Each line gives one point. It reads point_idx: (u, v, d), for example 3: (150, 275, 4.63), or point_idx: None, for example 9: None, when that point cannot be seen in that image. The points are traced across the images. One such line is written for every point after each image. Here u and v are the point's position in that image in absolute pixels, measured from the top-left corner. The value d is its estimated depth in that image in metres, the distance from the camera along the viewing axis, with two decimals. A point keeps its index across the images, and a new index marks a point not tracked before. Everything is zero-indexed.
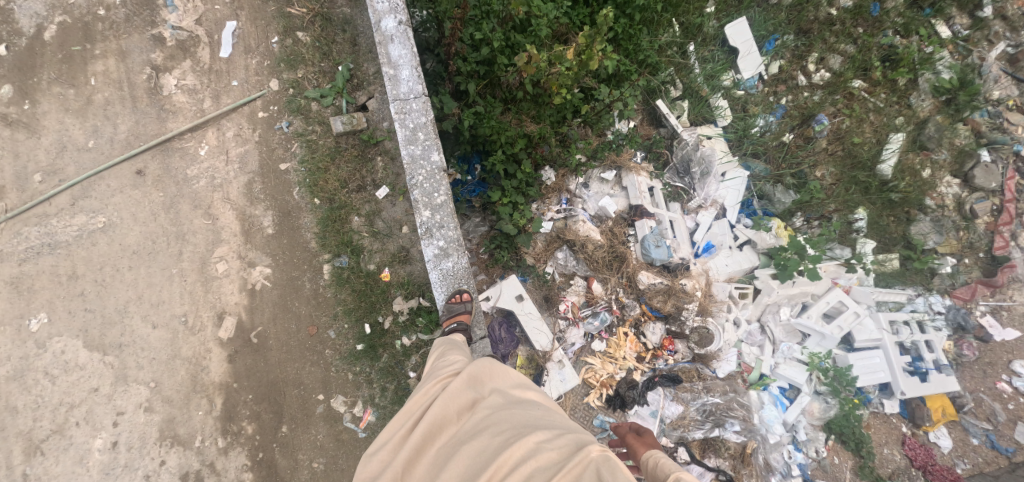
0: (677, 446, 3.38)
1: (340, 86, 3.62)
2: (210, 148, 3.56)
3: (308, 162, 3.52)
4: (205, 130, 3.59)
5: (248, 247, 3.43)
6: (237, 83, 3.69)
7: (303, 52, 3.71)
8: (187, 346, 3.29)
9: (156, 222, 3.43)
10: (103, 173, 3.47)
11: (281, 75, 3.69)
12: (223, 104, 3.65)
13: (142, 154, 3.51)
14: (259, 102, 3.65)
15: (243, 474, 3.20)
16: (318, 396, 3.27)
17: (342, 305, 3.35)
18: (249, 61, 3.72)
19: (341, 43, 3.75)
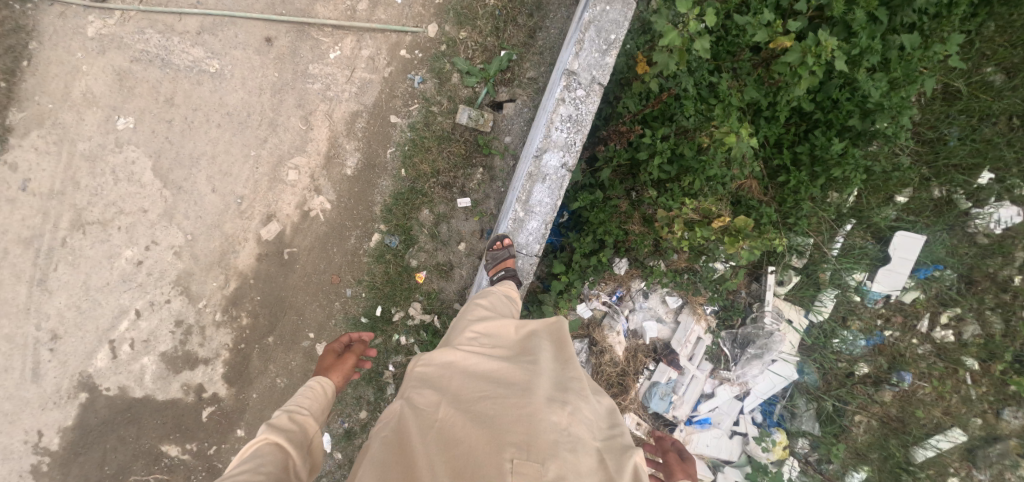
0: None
1: (490, 75, 3.35)
2: (340, 56, 3.40)
3: (417, 133, 3.40)
4: (345, 35, 3.39)
5: (322, 173, 3.44)
6: (400, 3, 3.40)
7: (478, 14, 3.37)
8: (230, 224, 3.46)
9: (259, 98, 3.39)
10: (239, 21, 3.36)
11: (444, 24, 3.41)
12: (376, 17, 3.40)
13: (278, 24, 3.37)
14: (409, 38, 3.41)
15: (221, 350, 3.52)
16: (309, 333, 3.53)
17: (369, 277, 3.49)
18: None
19: (517, 27, 3.39)
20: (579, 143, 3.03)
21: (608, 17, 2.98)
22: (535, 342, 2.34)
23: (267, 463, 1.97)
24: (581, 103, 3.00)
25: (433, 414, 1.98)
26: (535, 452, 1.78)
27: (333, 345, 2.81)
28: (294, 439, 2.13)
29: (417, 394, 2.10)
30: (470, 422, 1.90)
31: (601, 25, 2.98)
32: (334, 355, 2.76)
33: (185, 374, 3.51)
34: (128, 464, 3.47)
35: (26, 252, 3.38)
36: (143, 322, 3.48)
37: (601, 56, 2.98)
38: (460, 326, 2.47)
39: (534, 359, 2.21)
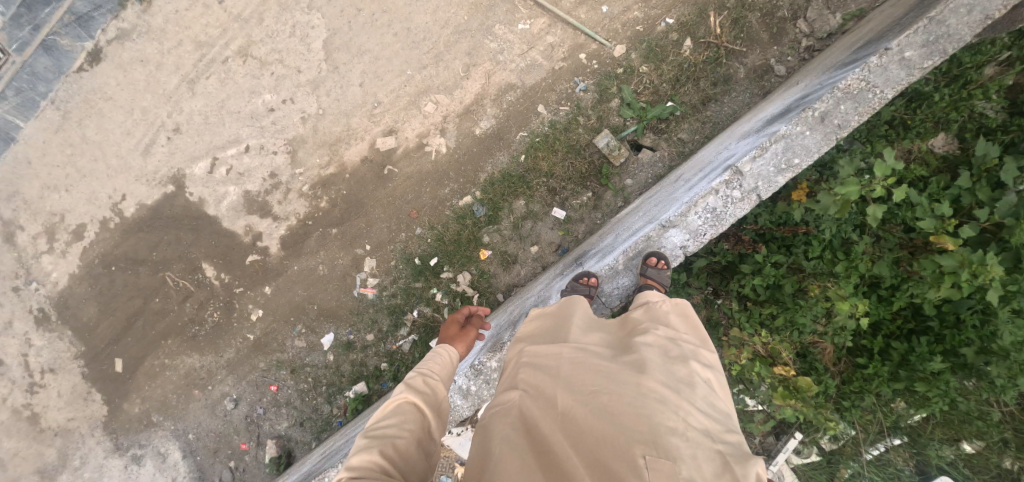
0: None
1: (647, 115, 3.69)
2: (526, 31, 3.80)
3: (558, 126, 3.75)
4: (541, 16, 3.80)
5: (454, 122, 3.78)
6: (603, 12, 3.82)
7: (667, 58, 3.76)
8: (358, 120, 3.76)
9: (442, 31, 3.76)
10: None
11: (631, 51, 3.80)
12: (574, 15, 3.83)
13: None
14: (595, 47, 3.80)
15: (289, 217, 3.75)
16: (366, 245, 3.74)
17: (441, 228, 3.73)
18: (629, 12, 3.83)
19: (695, 88, 3.73)
20: (708, 237, 3.00)
21: (801, 142, 2.86)
22: (638, 333, 2.27)
23: (407, 421, 2.09)
24: (731, 205, 2.92)
25: (550, 401, 1.95)
26: (665, 453, 1.75)
27: (449, 322, 2.95)
28: (428, 401, 2.20)
29: (526, 380, 2.07)
30: (590, 414, 1.86)
31: (790, 146, 2.87)
32: (455, 330, 2.88)
33: (252, 218, 3.75)
34: (167, 262, 3.74)
35: (194, 51, 3.72)
36: (246, 158, 3.73)
37: (774, 173, 2.88)
38: (555, 319, 2.43)
39: (645, 352, 2.12)
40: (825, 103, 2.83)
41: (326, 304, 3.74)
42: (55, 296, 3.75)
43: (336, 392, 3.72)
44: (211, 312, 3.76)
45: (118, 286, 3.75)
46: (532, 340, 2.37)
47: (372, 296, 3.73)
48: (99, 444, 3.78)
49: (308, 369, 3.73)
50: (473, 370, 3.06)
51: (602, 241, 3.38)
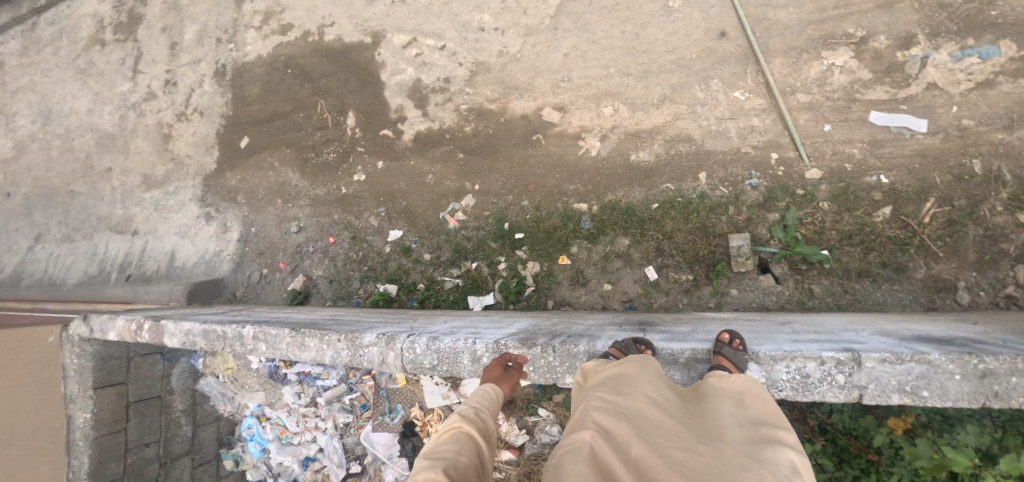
0: (341, 471, 3.53)
1: (795, 247, 3.62)
2: (740, 100, 3.78)
3: (710, 202, 3.75)
4: (762, 97, 3.77)
5: (617, 136, 3.85)
6: (826, 129, 3.71)
7: (856, 208, 3.62)
8: (541, 82, 3.89)
9: (665, 57, 3.83)
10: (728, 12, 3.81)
11: (827, 181, 3.68)
12: (793, 115, 3.75)
13: (742, 34, 3.80)
14: (793, 156, 3.72)
15: (433, 121, 4.00)
16: (473, 184, 3.92)
17: (543, 214, 3.85)
18: (847, 146, 3.68)
19: (862, 256, 3.60)
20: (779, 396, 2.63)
21: (943, 380, 2.46)
22: (710, 399, 2.22)
23: (459, 450, 2.18)
24: (824, 382, 2.56)
25: (625, 451, 1.92)
26: None
27: (492, 362, 2.72)
28: (479, 430, 2.33)
29: (598, 423, 2.06)
30: (668, 471, 1.82)
31: (928, 375, 2.48)
32: (498, 373, 2.67)
33: (407, 102, 4.03)
34: (327, 93, 4.17)
35: None
36: (436, 54, 4.00)
37: (894, 389, 2.50)
38: (626, 364, 2.37)
39: (719, 422, 2.07)
40: (999, 362, 2.41)
41: (412, 207, 3.99)
42: (239, 63, 4.34)
43: (370, 279, 4.01)
44: (329, 152, 4.17)
45: (283, 86, 4.25)
46: (598, 382, 2.35)
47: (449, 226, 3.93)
48: (192, 188, 4.37)
49: (365, 244, 4.04)
50: (497, 346, 2.82)
51: (678, 329, 3.18)
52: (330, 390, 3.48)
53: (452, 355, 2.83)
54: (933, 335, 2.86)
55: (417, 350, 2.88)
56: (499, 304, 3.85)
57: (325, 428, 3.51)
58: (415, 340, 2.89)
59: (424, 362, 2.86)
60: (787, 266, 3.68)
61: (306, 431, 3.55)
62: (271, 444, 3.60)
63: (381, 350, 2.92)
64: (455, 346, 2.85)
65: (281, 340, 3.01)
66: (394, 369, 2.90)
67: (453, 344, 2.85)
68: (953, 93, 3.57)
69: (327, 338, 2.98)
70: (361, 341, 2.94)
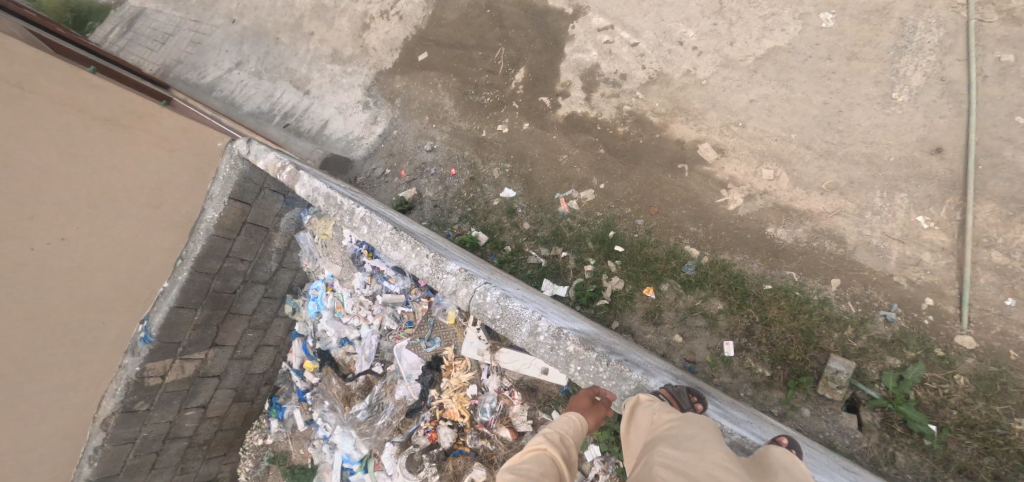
0: (364, 364, 3.80)
1: (899, 404, 3.15)
2: (921, 225, 3.32)
3: (830, 313, 3.39)
4: (947, 234, 3.27)
5: (764, 201, 3.58)
6: (1007, 302, 3.13)
7: (998, 401, 3.04)
8: (713, 114, 3.70)
9: (860, 147, 3.46)
10: (956, 128, 3.31)
11: (977, 356, 3.13)
12: (974, 268, 3.21)
13: (961, 158, 3.29)
14: (950, 311, 3.21)
15: (591, 110, 3.95)
16: (599, 183, 3.89)
17: (653, 241, 3.74)
18: (1022, 330, 3.09)
19: (972, 453, 3.04)
20: None
21: None
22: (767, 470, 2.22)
23: (544, 472, 2.32)
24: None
25: None
26: None
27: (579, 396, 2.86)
28: (563, 456, 2.46)
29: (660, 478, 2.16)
30: None
31: None
32: (584, 407, 2.81)
33: (578, 81, 4.01)
34: (512, 44, 4.27)
35: None
36: (625, 46, 3.90)
37: None
38: (686, 420, 2.39)
39: None
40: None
41: (536, 178, 4.04)
42: None
43: (468, 221, 4.18)
44: (488, 96, 4.32)
45: (477, 23, 4.40)
46: (660, 431, 2.39)
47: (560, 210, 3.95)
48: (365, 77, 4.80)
49: (480, 188, 4.18)
50: (557, 332, 2.83)
51: (733, 413, 2.96)
52: (390, 295, 3.76)
53: (514, 318, 2.90)
54: None
55: (486, 298, 3.00)
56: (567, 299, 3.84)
57: (372, 323, 3.82)
58: (489, 287, 3.00)
59: (487, 311, 2.97)
60: (879, 417, 3.24)
61: (356, 316, 3.90)
62: (325, 311, 4.00)
63: (457, 283, 3.07)
64: (521, 311, 2.91)
65: (382, 231, 3.27)
66: (460, 303, 3.05)
67: (520, 309, 2.92)
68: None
69: (418, 248, 3.20)
70: (444, 266, 3.12)
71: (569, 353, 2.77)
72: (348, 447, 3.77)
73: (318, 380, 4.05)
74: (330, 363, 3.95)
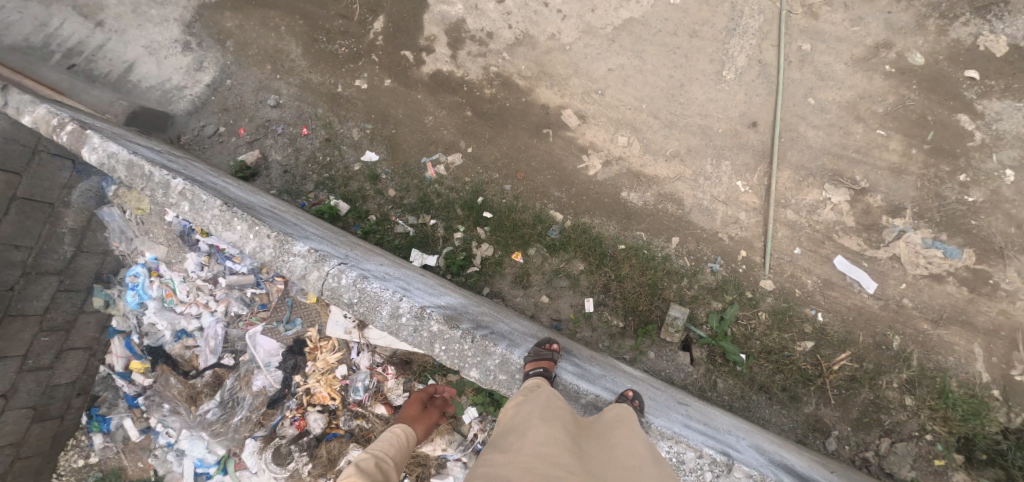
0: (211, 358, 3.58)
1: (718, 341, 3.78)
2: (740, 189, 3.88)
3: (670, 268, 3.85)
4: (758, 197, 3.88)
5: (619, 166, 3.91)
6: (795, 252, 3.87)
7: (787, 332, 3.82)
8: (573, 82, 3.94)
9: (695, 119, 3.88)
10: (769, 105, 3.86)
11: (773, 296, 3.86)
12: (776, 225, 3.87)
13: (771, 131, 3.87)
14: (755, 262, 3.86)
15: (456, 69, 4.04)
16: (467, 147, 4.01)
17: (519, 206, 3.93)
18: (805, 273, 3.85)
19: (770, 374, 3.81)
20: None
21: None
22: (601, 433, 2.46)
23: None
24: (694, 472, 2.70)
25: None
26: None
27: (415, 400, 3.38)
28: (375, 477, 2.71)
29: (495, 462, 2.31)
30: None
31: None
32: (416, 411, 3.31)
33: (443, 36, 4.04)
34: None
35: None
36: (489, 9, 3.99)
37: None
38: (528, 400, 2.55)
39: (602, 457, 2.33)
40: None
41: (403, 141, 4.06)
42: None
43: (325, 189, 4.08)
44: (342, 45, 4.15)
45: None
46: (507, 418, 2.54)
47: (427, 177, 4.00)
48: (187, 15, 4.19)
49: (337, 151, 4.10)
50: (421, 312, 2.79)
51: (589, 368, 3.21)
52: (236, 276, 3.59)
53: (373, 300, 2.79)
54: (796, 468, 3.10)
55: (341, 281, 2.81)
56: (439, 269, 3.95)
57: (215, 311, 3.59)
58: (344, 269, 2.82)
59: (343, 295, 2.80)
60: (705, 352, 3.84)
61: (193, 305, 3.62)
62: (150, 302, 3.63)
63: (305, 265, 2.82)
64: (381, 293, 2.81)
65: (208, 209, 2.84)
66: (311, 288, 2.82)
67: (380, 290, 2.81)
68: (909, 272, 3.80)
69: (256, 228, 2.83)
70: (290, 247, 2.83)
71: (433, 333, 2.78)
72: (200, 451, 3.57)
73: (151, 381, 3.68)
74: (166, 361, 3.61)
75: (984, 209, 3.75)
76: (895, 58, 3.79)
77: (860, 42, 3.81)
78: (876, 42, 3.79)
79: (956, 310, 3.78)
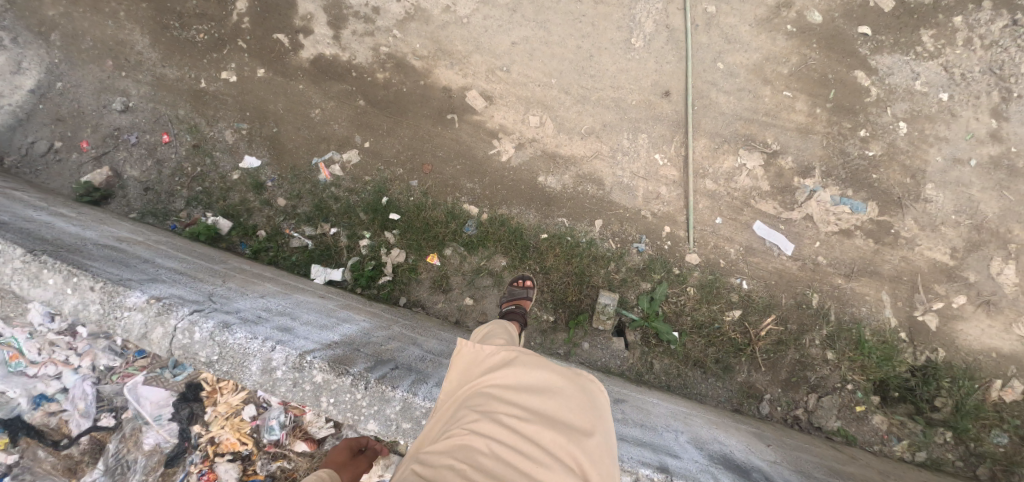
0: (84, 422, 3.03)
1: (651, 323, 3.58)
2: (660, 161, 3.74)
3: (593, 253, 3.63)
4: (678, 168, 3.75)
5: (533, 147, 3.68)
6: (716, 221, 3.76)
7: (716, 302, 3.66)
8: (477, 61, 3.70)
9: (608, 91, 3.72)
10: (679, 72, 3.77)
11: (700, 268, 3.70)
12: (697, 195, 3.76)
13: (684, 99, 3.77)
14: (679, 235, 3.71)
15: (344, 53, 3.74)
16: (364, 143, 3.70)
17: (429, 203, 3.61)
18: (729, 241, 3.76)
19: (702, 348, 3.63)
20: None
21: None
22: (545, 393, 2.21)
23: None
24: None
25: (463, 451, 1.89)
26: None
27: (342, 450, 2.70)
28: None
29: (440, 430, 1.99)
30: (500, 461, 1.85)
31: None
32: (345, 457, 2.66)
33: (321, 15, 3.75)
34: None
35: None
36: None
37: None
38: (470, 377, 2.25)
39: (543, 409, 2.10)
40: None
41: (291, 139, 3.74)
42: None
43: (199, 205, 3.75)
44: (198, 31, 3.83)
45: None
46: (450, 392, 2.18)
47: (320, 179, 3.69)
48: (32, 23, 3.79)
49: (209, 159, 3.77)
50: (299, 362, 2.31)
51: None
52: None
53: (236, 354, 2.29)
54: (741, 455, 2.81)
55: (194, 336, 2.30)
56: (348, 284, 3.57)
57: (78, 366, 3.04)
58: (195, 319, 2.31)
59: (198, 353, 2.30)
60: (639, 335, 3.63)
61: (49, 365, 3.03)
62: None
63: (145, 320, 2.29)
64: (247, 345, 2.31)
65: (8, 263, 2.29)
66: (155, 348, 2.30)
67: (244, 342, 2.30)
68: (822, 230, 3.84)
69: (73, 280, 2.28)
70: (123, 300, 2.30)
71: (316, 385, 2.31)
72: None
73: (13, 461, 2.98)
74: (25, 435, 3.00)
75: (883, 162, 3.88)
76: (795, 17, 3.85)
77: (760, 4, 3.82)
78: (776, 2, 3.82)
79: (865, 261, 3.85)
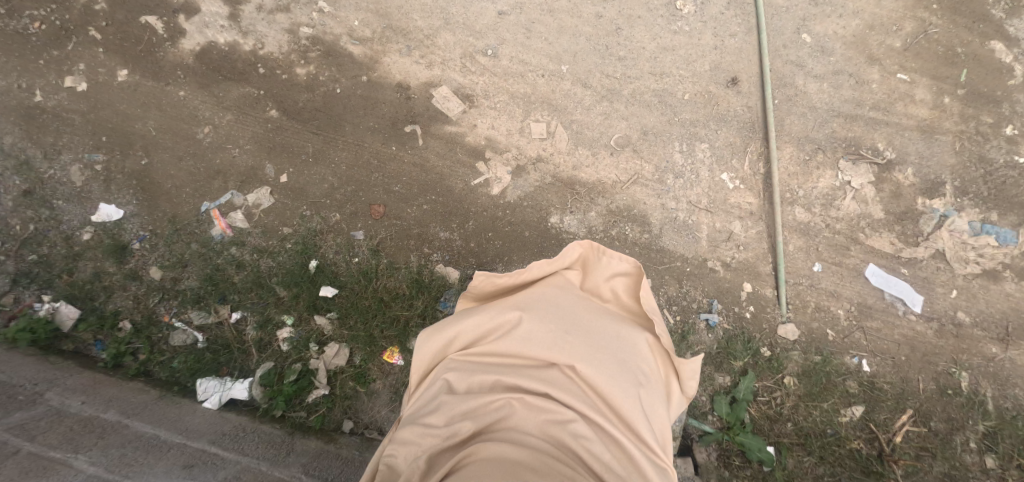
0: None
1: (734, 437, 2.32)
2: (732, 184, 2.46)
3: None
4: (759, 193, 2.47)
5: (539, 171, 2.37)
6: (817, 269, 2.52)
7: (829, 395, 2.43)
8: (447, 44, 2.44)
9: (647, 82, 2.43)
10: (750, 49, 2.49)
11: (801, 344, 2.43)
12: (786, 233, 2.51)
13: (761, 87, 2.48)
14: (768, 296, 2.43)
15: (248, 42, 2.49)
16: (281, 176, 2.43)
17: (384, 265, 2.34)
18: (835, 299, 2.51)
19: (811, 469, 2.39)
20: None
21: None
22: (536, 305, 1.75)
23: None
24: None
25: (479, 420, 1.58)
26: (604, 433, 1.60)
27: None
28: None
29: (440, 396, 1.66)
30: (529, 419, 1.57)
31: None
32: None
33: None
34: None
35: None
36: None
37: None
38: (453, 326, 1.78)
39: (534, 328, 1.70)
40: None
41: (171, 175, 2.45)
42: None
43: (27, 285, 2.37)
44: (34, 18, 2.47)
45: None
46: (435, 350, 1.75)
47: (214, 235, 2.41)
48: None
49: (44, 211, 2.40)
50: None
51: None
52: None
53: None
54: None
55: None
56: (258, 405, 2.27)
57: None
58: None
59: None
60: (715, 455, 2.37)
61: None
62: None
63: None
64: None
65: None
66: None
67: None
68: (958, 273, 2.53)
69: None
70: None
71: None
72: None
73: None
74: None
75: None
76: None
77: None
78: None
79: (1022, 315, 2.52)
